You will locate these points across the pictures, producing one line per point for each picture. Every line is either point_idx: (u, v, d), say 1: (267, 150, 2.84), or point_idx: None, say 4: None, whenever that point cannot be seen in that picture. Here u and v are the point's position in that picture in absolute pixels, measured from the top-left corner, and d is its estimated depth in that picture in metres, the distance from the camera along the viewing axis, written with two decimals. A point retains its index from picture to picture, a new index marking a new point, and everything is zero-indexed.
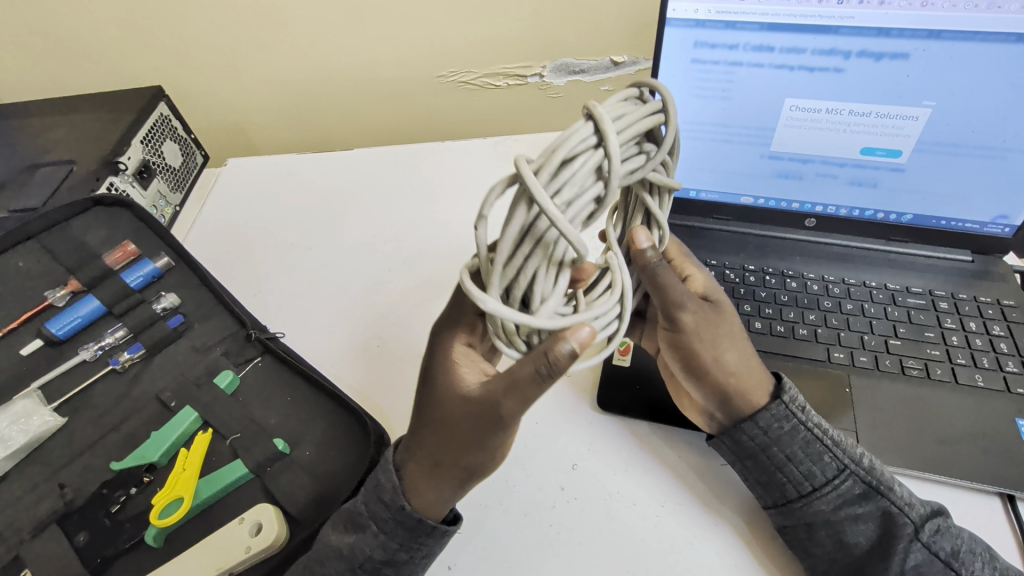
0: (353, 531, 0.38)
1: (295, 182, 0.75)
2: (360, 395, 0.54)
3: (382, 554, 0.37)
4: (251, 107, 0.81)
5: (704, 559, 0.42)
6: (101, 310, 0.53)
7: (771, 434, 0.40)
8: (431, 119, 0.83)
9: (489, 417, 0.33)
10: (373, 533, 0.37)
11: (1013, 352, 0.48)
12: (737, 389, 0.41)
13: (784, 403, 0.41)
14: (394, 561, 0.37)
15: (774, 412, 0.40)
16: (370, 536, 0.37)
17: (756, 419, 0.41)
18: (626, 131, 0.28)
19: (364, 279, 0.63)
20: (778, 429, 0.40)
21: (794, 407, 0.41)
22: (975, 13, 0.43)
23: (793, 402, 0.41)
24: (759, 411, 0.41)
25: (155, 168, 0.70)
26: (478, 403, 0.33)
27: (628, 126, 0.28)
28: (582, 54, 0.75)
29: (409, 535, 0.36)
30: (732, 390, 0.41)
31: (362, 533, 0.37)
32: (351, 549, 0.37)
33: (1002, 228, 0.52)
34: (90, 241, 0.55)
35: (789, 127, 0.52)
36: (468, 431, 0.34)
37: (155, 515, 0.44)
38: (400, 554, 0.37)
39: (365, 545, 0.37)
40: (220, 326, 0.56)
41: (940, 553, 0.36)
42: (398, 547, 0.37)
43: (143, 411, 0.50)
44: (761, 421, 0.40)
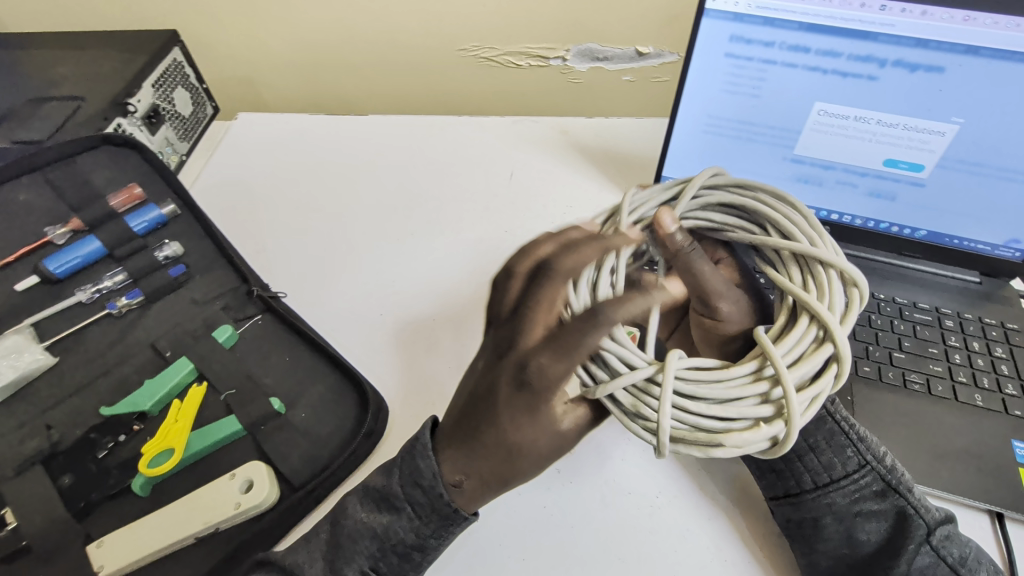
0: (385, 510, 0.37)
1: (306, 143, 0.74)
2: (360, 361, 0.53)
3: (413, 537, 0.37)
4: (265, 62, 0.79)
5: (696, 552, 0.42)
6: (101, 252, 0.51)
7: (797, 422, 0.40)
8: (448, 92, 0.82)
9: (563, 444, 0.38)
10: (408, 517, 0.36)
11: (1013, 374, 0.48)
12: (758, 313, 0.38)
13: None
14: (423, 545, 0.37)
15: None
16: (403, 519, 0.36)
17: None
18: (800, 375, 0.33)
19: (371, 247, 0.62)
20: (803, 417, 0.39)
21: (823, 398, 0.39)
22: (1015, 33, 0.42)
23: None
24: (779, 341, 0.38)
25: (164, 115, 0.68)
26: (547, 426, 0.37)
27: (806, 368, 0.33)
28: (608, 41, 0.74)
29: (441, 522, 0.36)
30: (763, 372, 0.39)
31: (396, 514, 0.37)
32: (384, 529, 0.37)
33: (1012, 252, 0.52)
34: (95, 180, 0.54)
35: (816, 131, 0.52)
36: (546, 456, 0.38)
37: (143, 464, 0.43)
38: (430, 539, 0.37)
39: (399, 527, 0.37)
40: (222, 280, 0.55)
41: (948, 558, 0.37)
42: (429, 533, 0.36)
43: (137, 358, 0.49)
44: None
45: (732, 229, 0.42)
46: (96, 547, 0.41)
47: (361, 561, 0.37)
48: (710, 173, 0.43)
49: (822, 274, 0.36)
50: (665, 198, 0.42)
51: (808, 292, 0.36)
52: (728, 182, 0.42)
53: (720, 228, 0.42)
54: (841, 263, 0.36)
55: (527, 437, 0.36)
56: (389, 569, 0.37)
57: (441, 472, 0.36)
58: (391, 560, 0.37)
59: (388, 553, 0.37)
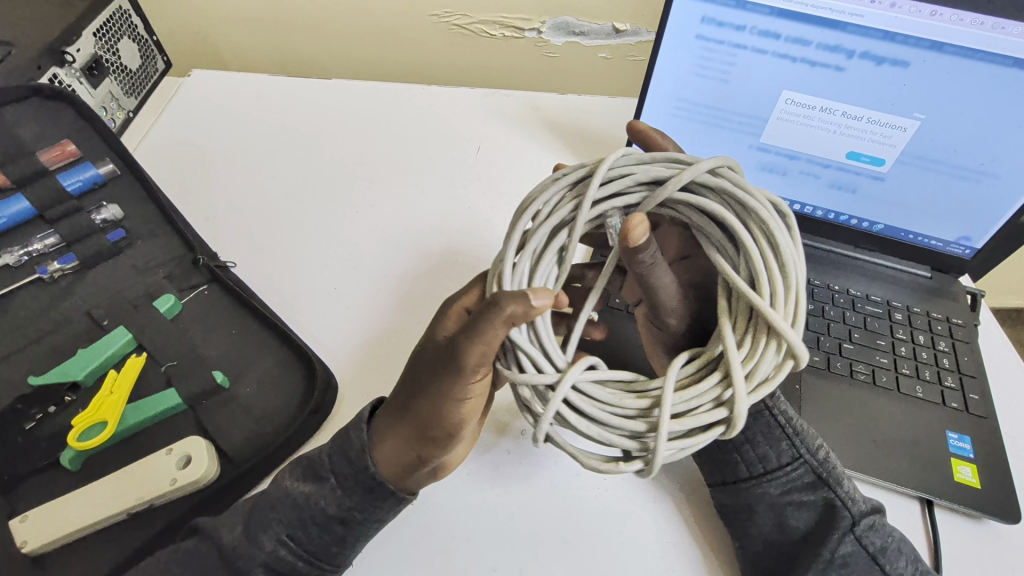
0: (310, 481, 0.38)
1: (264, 105, 0.70)
2: (311, 335, 0.51)
3: (336, 509, 0.37)
4: (222, 17, 0.75)
5: (639, 533, 0.42)
6: (30, 213, 0.48)
7: None
8: (418, 59, 0.78)
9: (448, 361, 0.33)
10: (331, 487, 0.37)
11: (953, 368, 0.50)
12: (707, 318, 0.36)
13: None
14: (347, 518, 0.37)
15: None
16: (327, 489, 0.37)
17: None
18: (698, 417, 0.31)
19: (328, 218, 0.60)
20: None
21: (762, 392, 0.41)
22: (978, 30, 0.42)
23: None
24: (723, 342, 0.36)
25: (108, 67, 0.63)
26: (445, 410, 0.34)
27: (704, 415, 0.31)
28: (584, 15, 0.72)
29: (367, 495, 0.37)
30: None
31: (320, 484, 0.37)
32: (307, 498, 0.37)
33: (964, 249, 0.53)
34: (22, 134, 0.50)
35: (781, 120, 0.51)
36: (432, 378, 0.34)
37: (73, 437, 0.41)
38: (354, 513, 0.37)
39: (321, 497, 0.37)
40: (166, 248, 0.52)
41: (869, 547, 0.38)
42: (354, 505, 0.37)
43: (71, 326, 0.47)
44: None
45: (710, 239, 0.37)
46: (20, 522, 0.39)
47: (279, 529, 0.37)
48: (712, 167, 0.35)
49: (765, 339, 0.32)
50: (646, 177, 0.36)
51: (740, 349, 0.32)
52: (721, 188, 0.35)
53: (698, 228, 0.37)
54: (788, 337, 0.31)
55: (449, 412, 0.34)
56: (308, 541, 0.37)
57: (372, 442, 0.37)
58: (310, 531, 0.37)
59: (307, 524, 0.37)
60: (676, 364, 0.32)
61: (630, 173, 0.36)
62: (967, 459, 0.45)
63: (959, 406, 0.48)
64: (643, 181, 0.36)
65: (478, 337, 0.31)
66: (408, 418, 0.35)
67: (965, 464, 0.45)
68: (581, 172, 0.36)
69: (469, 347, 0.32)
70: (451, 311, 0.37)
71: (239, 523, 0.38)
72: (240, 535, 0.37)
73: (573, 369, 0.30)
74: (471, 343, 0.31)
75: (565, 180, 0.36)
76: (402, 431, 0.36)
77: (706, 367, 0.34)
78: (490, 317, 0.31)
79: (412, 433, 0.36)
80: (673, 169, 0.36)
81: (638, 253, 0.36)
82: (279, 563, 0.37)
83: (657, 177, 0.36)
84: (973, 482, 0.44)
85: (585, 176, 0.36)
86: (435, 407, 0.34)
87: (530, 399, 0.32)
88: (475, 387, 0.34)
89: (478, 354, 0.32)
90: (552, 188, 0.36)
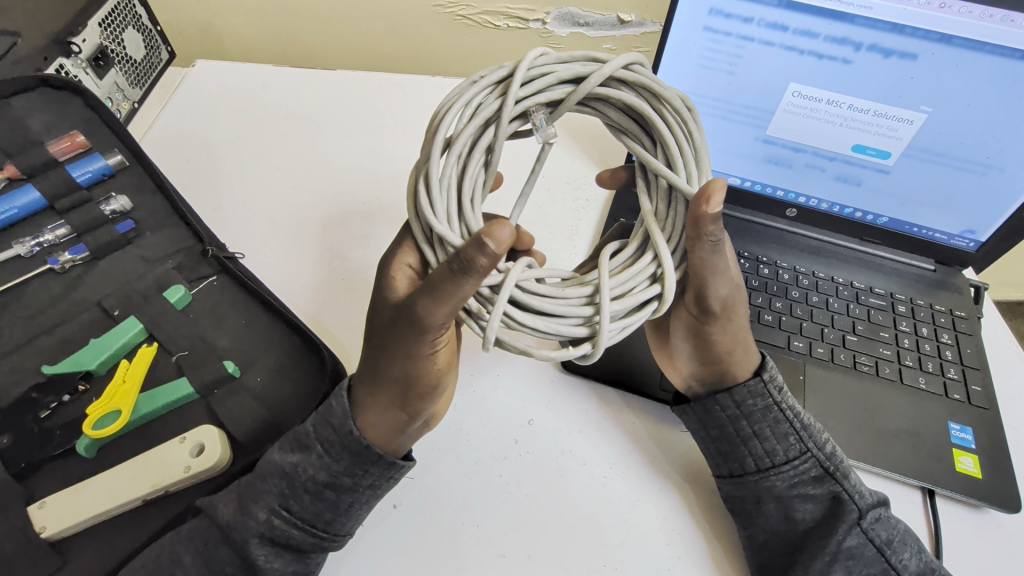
0: (298, 451, 0.38)
1: (269, 96, 0.70)
2: (320, 327, 0.52)
3: (325, 476, 0.37)
4: (224, 7, 0.74)
5: (645, 520, 0.43)
6: (41, 203, 0.49)
7: (744, 409, 0.42)
8: (421, 49, 0.78)
9: (412, 322, 0.34)
10: (317, 455, 0.38)
11: (956, 360, 0.50)
12: (734, 368, 0.43)
13: (763, 381, 0.42)
14: (337, 485, 0.37)
15: (751, 388, 0.42)
16: (315, 458, 0.38)
17: (732, 392, 0.42)
18: (624, 288, 0.32)
19: (335, 209, 0.60)
20: (751, 405, 0.42)
21: (772, 386, 0.42)
22: (987, 23, 0.42)
23: (772, 381, 0.42)
24: (736, 385, 0.43)
25: (113, 57, 0.63)
26: (407, 346, 0.35)
27: (626, 283, 0.32)
28: (588, 6, 0.71)
29: (353, 460, 0.37)
30: (728, 370, 0.43)
31: (307, 453, 0.38)
32: (294, 467, 0.38)
33: (968, 242, 0.54)
34: (33, 125, 0.50)
35: (788, 113, 0.51)
36: (398, 338, 0.35)
37: (88, 426, 0.41)
38: (343, 478, 0.37)
39: (309, 465, 0.37)
40: (175, 238, 0.52)
41: (875, 539, 0.39)
42: (342, 471, 0.37)
43: (82, 317, 0.47)
44: (735, 395, 0.42)
45: (628, 136, 0.35)
46: (38, 508, 0.39)
47: (271, 499, 0.37)
48: (626, 63, 0.33)
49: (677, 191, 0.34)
50: (568, 75, 0.32)
51: (660, 219, 0.34)
52: (639, 82, 0.34)
53: (617, 130, 0.36)
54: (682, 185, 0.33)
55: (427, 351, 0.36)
56: (303, 510, 0.37)
57: (355, 411, 0.38)
58: (302, 499, 0.37)
59: (299, 492, 0.37)
60: (606, 257, 0.32)
61: (551, 72, 0.32)
62: (969, 450, 0.46)
63: (960, 398, 0.48)
64: (564, 81, 0.33)
65: (443, 299, 0.31)
66: (383, 387, 0.37)
67: (966, 454, 0.45)
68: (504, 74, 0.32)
69: (433, 306, 0.32)
70: (397, 270, 0.37)
71: (233, 499, 0.38)
72: (236, 511, 0.38)
73: (515, 270, 0.30)
74: (434, 304, 0.32)
75: (481, 114, 0.31)
76: (390, 405, 0.37)
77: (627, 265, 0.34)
78: (461, 281, 0.29)
79: (392, 399, 0.37)
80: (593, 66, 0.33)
81: (708, 224, 0.33)
82: (275, 532, 0.37)
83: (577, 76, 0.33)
84: (974, 472, 0.45)
85: (505, 75, 0.32)
86: (405, 363, 0.36)
87: (477, 310, 0.32)
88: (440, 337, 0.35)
89: (440, 311, 0.32)
90: (471, 92, 0.32)
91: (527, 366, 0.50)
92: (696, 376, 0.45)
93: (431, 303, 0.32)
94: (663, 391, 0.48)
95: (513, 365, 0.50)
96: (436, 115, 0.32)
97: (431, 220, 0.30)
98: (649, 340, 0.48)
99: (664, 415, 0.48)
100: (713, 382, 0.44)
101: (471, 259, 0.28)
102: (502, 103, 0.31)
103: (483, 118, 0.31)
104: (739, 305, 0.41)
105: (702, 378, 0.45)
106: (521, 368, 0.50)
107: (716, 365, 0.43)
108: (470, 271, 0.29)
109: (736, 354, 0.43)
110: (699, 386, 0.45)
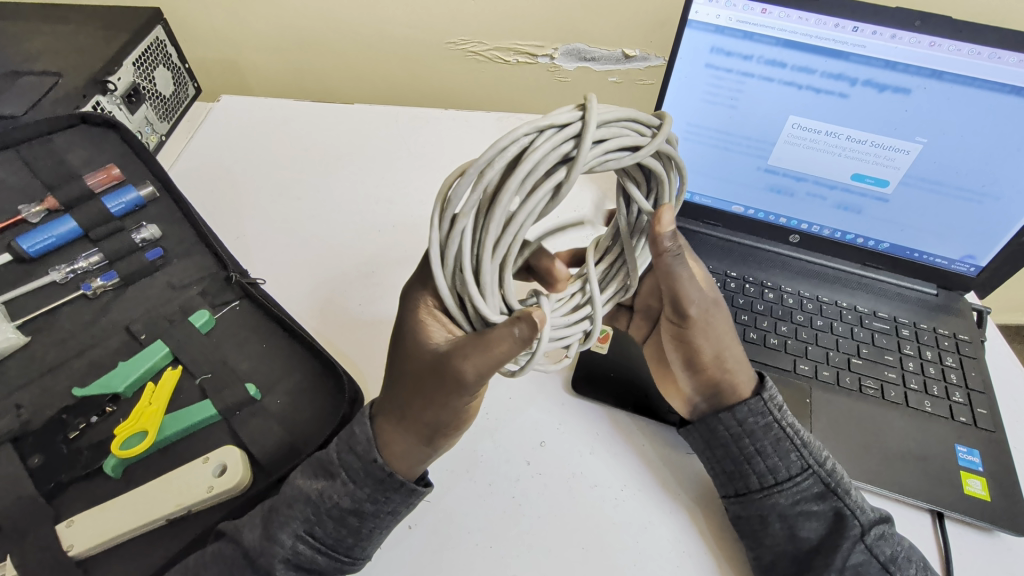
0: (322, 477, 0.39)
1: (290, 129, 0.73)
2: (338, 350, 0.54)
3: (349, 503, 0.38)
4: (249, 45, 0.78)
5: (657, 542, 0.44)
6: (77, 233, 0.51)
7: (746, 427, 0.43)
8: (435, 83, 0.82)
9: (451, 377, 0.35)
10: (342, 482, 0.38)
11: (961, 383, 0.51)
12: (733, 385, 0.44)
13: (763, 400, 0.43)
14: (361, 511, 0.38)
15: (752, 407, 0.43)
16: (339, 484, 0.38)
17: (734, 411, 0.43)
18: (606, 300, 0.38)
19: (352, 237, 0.63)
20: (753, 423, 0.43)
21: (772, 405, 0.43)
22: (976, 60, 0.45)
23: (772, 400, 0.43)
24: (738, 404, 0.44)
25: (144, 94, 0.66)
26: (438, 401, 0.36)
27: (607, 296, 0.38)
28: (595, 42, 0.75)
29: (377, 488, 0.38)
30: (724, 382, 0.44)
31: (331, 480, 0.39)
32: (319, 494, 0.39)
33: (968, 267, 0.55)
34: (72, 160, 0.54)
35: (788, 144, 0.53)
36: (433, 388, 0.36)
37: (116, 446, 0.43)
38: (367, 505, 0.38)
39: (334, 492, 0.38)
40: (201, 265, 0.55)
41: (879, 556, 0.39)
42: (367, 498, 0.38)
43: (111, 341, 0.49)
44: (738, 414, 0.43)
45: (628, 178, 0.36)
46: (66, 526, 0.41)
47: (297, 525, 0.38)
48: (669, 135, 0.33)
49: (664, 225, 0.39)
50: (616, 147, 0.31)
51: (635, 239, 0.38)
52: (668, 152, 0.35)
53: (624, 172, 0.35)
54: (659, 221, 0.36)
55: (459, 406, 0.37)
56: (326, 535, 0.39)
57: (377, 437, 0.39)
58: (326, 526, 0.38)
59: (323, 519, 0.38)
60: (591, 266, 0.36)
61: (601, 141, 0.31)
62: (976, 473, 0.46)
63: (966, 420, 0.49)
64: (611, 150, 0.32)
65: (487, 357, 0.33)
66: (400, 417, 0.38)
67: (973, 476, 0.46)
68: (565, 144, 0.30)
69: (475, 362, 0.34)
70: (429, 320, 0.38)
71: (257, 524, 0.39)
72: (262, 538, 0.38)
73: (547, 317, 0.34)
74: (478, 364, 0.34)
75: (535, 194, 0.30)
76: (407, 434, 0.38)
77: (609, 266, 0.39)
78: (511, 340, 0.32)
79: (405, 425, 0.38)
80: (641, 138, 0.32)
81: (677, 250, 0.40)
82: (299, 557, 0.38)
83: (626, 146, 0.32)
84: (982, 494, 0.45)
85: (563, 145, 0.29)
86: (437, 414, 0.37)
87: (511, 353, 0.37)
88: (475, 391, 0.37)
89: (479, 370, 0.34)
90: (526, 167, 0.29)
91: (539, 390, 0.51)
92: (699, 393, 0.46)
93: (471, 358, 0.34)
94: (673, 414, 0.49)
95: (525, 389, 0.51)
96: (483, 181, 0.29)
97: (483, 306, 0.31)
98: (647, 355, 0.50)
99: (674, 437, 0.49)
100: (713, 395, 0.45)
101: (526, 331, 0.32)
102: (561, 181, 0.30)
103: (539, 198, 0.30)
104: (710, 307, 0.44)
105: (702, 392, 0.46)
106: (533, 394, 0.51)
107: (710, 373, 0.44)
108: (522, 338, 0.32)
109: (728, 368, 0.44)
110: (704, 402, 0.46)
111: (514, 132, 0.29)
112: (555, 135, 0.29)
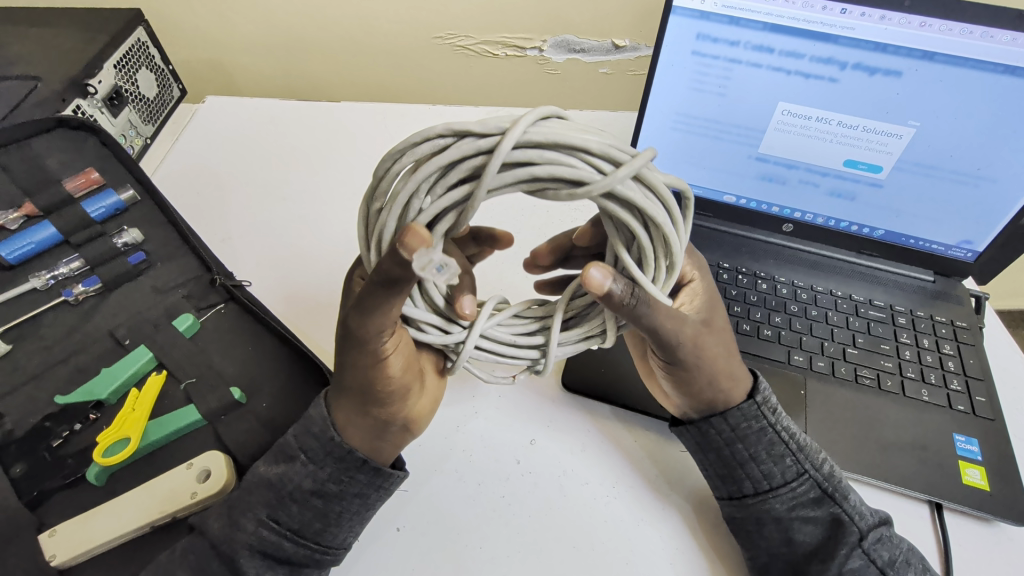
0: (282, 462, 0.39)
1: (277, 129, 0.72)
2: (325, 352, 0.53)
3: (311, 484, 0.38)
4: (235, 45, 0.77)
5: (648, 542, 0.43)
6: (57, 238, 0.51)
7: (738, 432, 0.42)
8: (423, 80, 0.81)
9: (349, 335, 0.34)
10: (302, 463, 0.38)
11: (959, 371, 0.50)
12: (725, 397, 0.42)
13: (756, 404, 0.42)
14: (324, 492, 0.38)
15: (745, 411, 0.42)
16: (298, 466, 0.38)
17: (727, 416, 0.42)
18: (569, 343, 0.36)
19: (340, 237, 0.62)
20: (746, 428, 0.42)
21: (765, 409, 0.42)
22: (968, 40, 0.43)
23: (765, 403, 0.42)
24: (729, 409, 0.42)
25: (127, 96, 0.65)
26: (356, 364, 0.36)
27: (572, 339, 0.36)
28: (583, 33, 0.73)
29: (338, 466, 0.38)
30: (721, 400, 0.42)
31: (291, 463, 0.39)
32: (279, 477, 0.38)
33: (965, 253, 0.54)
34: (50, 164, 0.53)
35: (778, 131, 0.52)
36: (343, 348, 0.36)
37: (99, 453, 0.42)
38: (330, 485, 0.38)
39: (294, 474, 0.38)
40: (184, 268, 0.54)
41: (877, 560, 0.38)
42: (328, 478, 0.38)
43: (94, 347, 0.49)
44: (730, 418, 0.42)
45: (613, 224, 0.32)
46: (49, 536, 0.40)
47: (259, 511, 0.38)
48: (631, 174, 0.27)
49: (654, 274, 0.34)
50: (545, 173, 0.27)
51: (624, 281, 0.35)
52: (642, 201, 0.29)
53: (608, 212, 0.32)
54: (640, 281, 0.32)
55: (369, 361, 0.35)
56: (291, 519, 0.38)
57: (332, 417, 0.38)
58: (290, 509, 0.38)
59: (286, 502, 0.38)
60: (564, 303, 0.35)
61: (525, 161, 0.27)
62: (976, 462, 0.45)
63: (965, 409, 0.48)
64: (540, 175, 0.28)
65: (370, 312, 0.32)
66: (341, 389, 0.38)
67: (973, 466, 0.45)
68: (476, 157, 0.27)
69: (360, 320, 0.33)
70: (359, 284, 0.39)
71: (223, 513, 0.38)
72: (225, 525, 0.38)
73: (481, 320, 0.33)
74: (364, 319, 0.32)
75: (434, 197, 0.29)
76: (348, 406, 0.38)
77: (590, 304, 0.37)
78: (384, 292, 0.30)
79: (356, 408, 0.38)
80: (582, 171, 0.27)
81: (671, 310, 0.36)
82: (263, 543, 0.38)
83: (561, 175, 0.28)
84: (981, 484, 0.44)
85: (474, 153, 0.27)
86: (356, 374, 0.36)
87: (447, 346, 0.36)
88: (386, 346, 0.35)
89: (372, 324, 0.33)
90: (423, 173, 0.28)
91: (527, 388, 0.50)
92: (689, 405, 0.43)
93: (359, 317, 0.33)
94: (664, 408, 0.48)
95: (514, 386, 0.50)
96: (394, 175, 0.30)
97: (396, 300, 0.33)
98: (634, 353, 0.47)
99: (664, 431, 0.48)
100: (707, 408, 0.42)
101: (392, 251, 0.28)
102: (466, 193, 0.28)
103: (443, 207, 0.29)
104: (710, 340, 0.40)
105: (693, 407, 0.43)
106: (521, 392, 0.50)
107: (705, 396, 0.42)
108: (379, 280, 0.30)
109: (723, 387, 0.41)
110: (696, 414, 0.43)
111: (431, 131, 0.28)
112: (467, 145, 0.27)
